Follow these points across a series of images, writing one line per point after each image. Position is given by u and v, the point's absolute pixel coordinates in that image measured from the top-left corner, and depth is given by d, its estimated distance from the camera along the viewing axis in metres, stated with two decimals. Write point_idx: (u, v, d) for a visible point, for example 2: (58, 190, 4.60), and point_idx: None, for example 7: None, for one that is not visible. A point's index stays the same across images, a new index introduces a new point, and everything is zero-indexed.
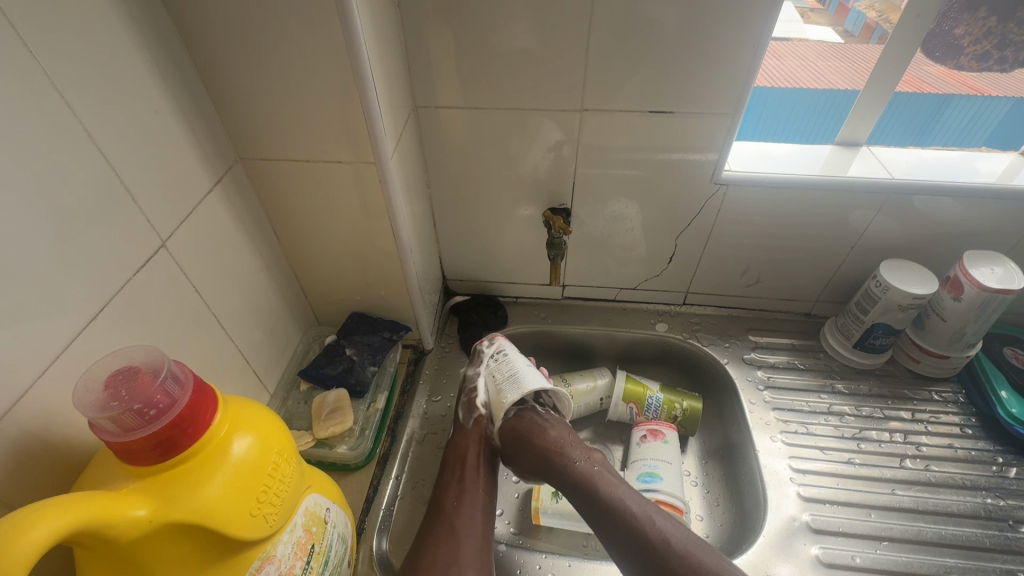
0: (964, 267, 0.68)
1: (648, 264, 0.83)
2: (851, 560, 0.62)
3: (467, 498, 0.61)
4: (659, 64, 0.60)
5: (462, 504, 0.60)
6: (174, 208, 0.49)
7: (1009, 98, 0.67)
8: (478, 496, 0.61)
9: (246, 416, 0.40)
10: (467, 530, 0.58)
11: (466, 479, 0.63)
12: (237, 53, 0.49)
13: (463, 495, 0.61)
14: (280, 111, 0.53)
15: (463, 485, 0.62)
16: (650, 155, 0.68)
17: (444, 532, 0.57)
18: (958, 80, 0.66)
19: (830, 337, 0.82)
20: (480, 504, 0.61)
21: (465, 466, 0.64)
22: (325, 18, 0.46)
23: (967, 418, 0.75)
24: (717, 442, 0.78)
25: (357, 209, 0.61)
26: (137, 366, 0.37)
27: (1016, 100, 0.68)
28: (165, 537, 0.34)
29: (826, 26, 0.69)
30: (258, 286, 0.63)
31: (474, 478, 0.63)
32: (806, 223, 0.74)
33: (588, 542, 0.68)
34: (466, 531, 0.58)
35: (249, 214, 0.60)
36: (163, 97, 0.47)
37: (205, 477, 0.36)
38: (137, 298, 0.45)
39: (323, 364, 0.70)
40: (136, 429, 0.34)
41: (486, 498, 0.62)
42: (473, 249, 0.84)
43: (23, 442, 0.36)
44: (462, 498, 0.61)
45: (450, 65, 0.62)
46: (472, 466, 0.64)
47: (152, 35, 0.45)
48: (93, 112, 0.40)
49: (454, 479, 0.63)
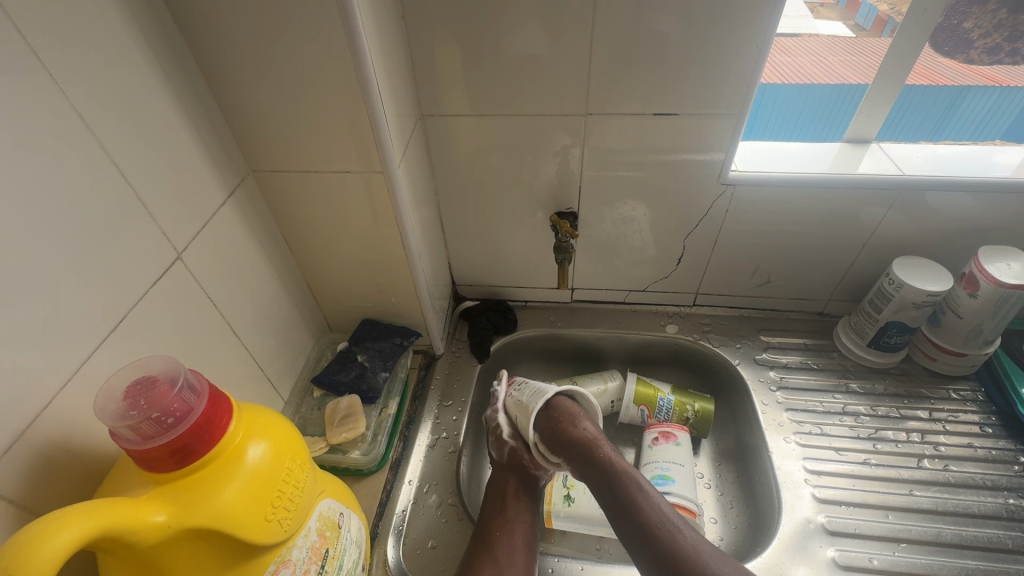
0: (979, 263, 0.66)
1: (657, 265, 0.83)
2: (868, 562, 0.61)
3: (509, 531, 0.61)
4: (663, 66, 0.60)
5: (504, 534, 0.60)
6: (189, 221, 0.50)
7: None
8: (519, 527, 0.62)
9: (259, 422, 0.41)
10: (512, 563, 0.58)
11: (507, 511, 0.63)
12: (246, 70, 0.50)
13: (505, 526, 0.61)
14: (290, 123, 0.54)
15: (505, 515, 0.62)
16: (657, 155, 0.68)
17: (489, 561, 0.58)
18: (971, 70, 0.66)
19: (843, 336, 0.82)
20: (522, 535, 0.61)
21: (505, 498, 0.65)
22: (331, 32, 0.47)
23: (987, 417, 0.74)
24: (730, 444, 0.78)
25: (366, 217, 0.62)
26: (154, 375, 0.38)
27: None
28: (182, 542, 0.35)
29: (836, 20, 0.70)
30: (271, 295, 0.64)
31: (515, 510, 0.63)
32: (817, 221, 0.73)
33: (601, 546, 0.67)
34: (512, 561, 0.58)
35: (261, 225, 0.61)
36: (175, 113, 0.48)
37: (221, 483, 0.37)
38: (154, 309, 0.46)
39: (336, 370, 0.71)
40: (154, 437, 0.35)
41: (527, 531, 0.62)
42: (483, 255, 0.84)
43: (47, 450, 0.38)
44: (505, 529, 0.61)
45: (456, 74, 0.63)
46: (512, 496, 0.65)
47: (164, 52, 0.46)
48: (107, 128, 0.41)
49: (495, 509, 0.63)
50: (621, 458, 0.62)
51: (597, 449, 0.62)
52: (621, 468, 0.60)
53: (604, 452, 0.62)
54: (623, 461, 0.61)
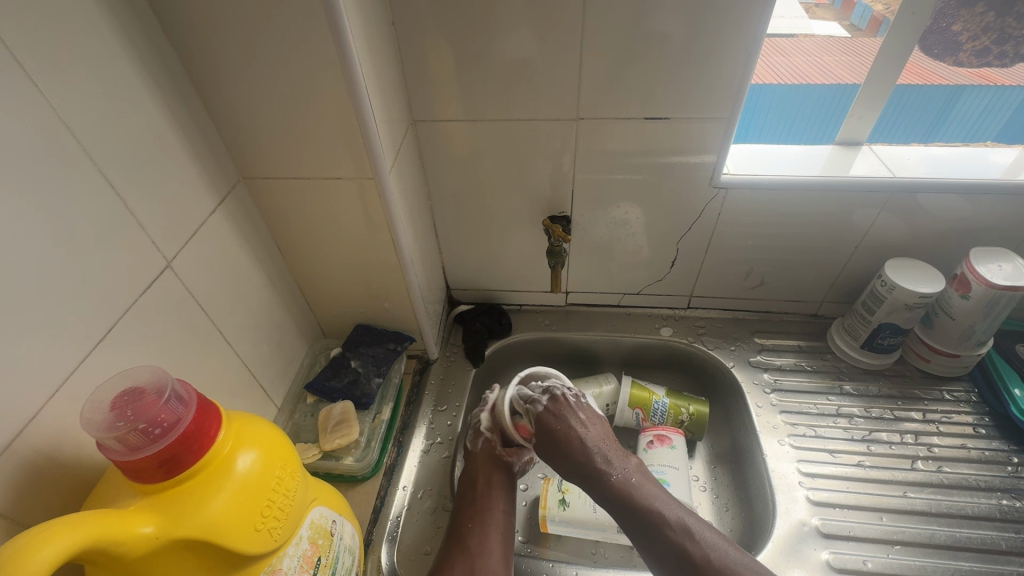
0: (971, 265, 0.67)
1: (651, 268, 0.83)
2: (862, 564, 0.61)
3: (482, 521, 0.61)
4: (654, 70, 0.60)
5: (477, 525, 0.61)
6: (178, 229, 0.50)
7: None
8: (494, 518, 0.62)
9: (249, 431, 0.41)
10: (485, 552, 0.59)
11: (480, 502, 0.63)
12: (236, 77, 0.50)
13: (478, 516, 0.62)
14: (280, 130, 0.54)
15: (477, 507, 0.63)
16: (649, 158, 0.68)
17: (461, 555, 0.58)
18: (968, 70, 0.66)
19: (837, 338, 0.82)
20: (497, 525, 0.62)
21: (478, 488, 0.65)
22: (320, 39, 0.47)
23: (981, 418, 0.74)
24: (724, 446, 0.78)
25: (358, 222, 0.62)
26: (141, 386, 0.38)
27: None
28: (170, 553, 0.35)
29: (831, 21, 0.69)
30: (263, 302, 0.64)
31: (489, 500, 0.64)
32: (809, 223, 0.73)
33: (597, 550, 0.67)
34: (484, 552, 0.59)
35: (252, 232, 0.61)
36: (165, 122, 0.48)
37: (210, 493, 0.37)
38: (143, 318, 0.46)
39: (329, 376, 0.71)
40: (142, 448, 0.35)
41: (503, 520, 0.63)
42: (477, 259, 0.84)
43: (34, 461, 0.37)
44: (477, 519, 0.62)
45: (447, 79, 0.63)
46: (485, 486, 0.65)
47: (154, 61, 0.46)
48: (96, 138, 0.41)
49: (468, 500, 0.64)
50: (625, 466, 0.62)
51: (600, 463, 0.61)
52: (630, 482, 0.60)
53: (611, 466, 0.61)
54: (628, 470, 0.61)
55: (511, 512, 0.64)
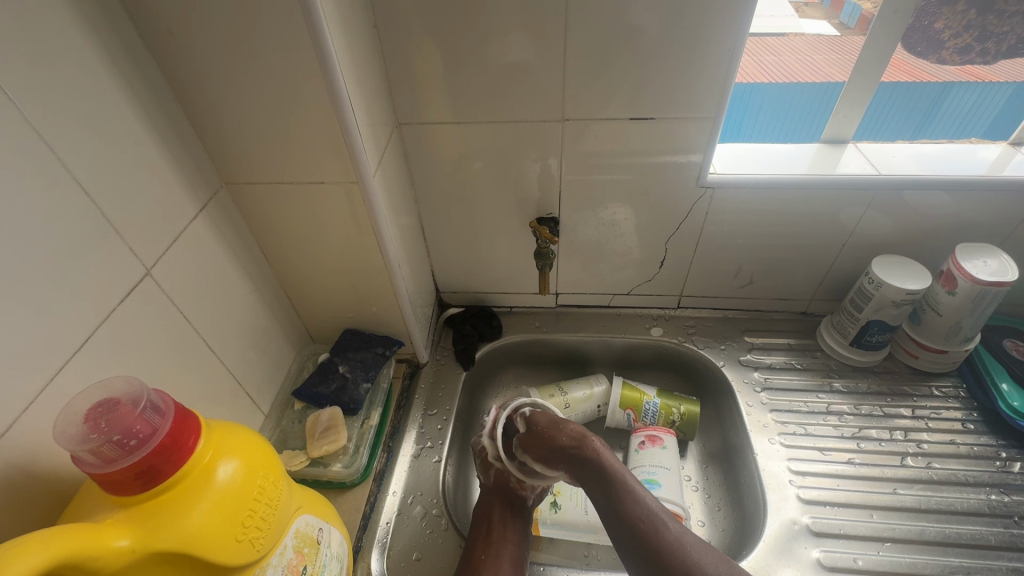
0: (956, 261, 0.67)
1: (641, 268, 0.83)
2: (853, 562, 0.61)
3: (496, 553, 0.60)
4: (639, 70, 0.60)
5: (490, 558, 0.59)
6: (157, 236, 0.49)
7: (1012, 83, 0.66)
8: (507, 549, 0.61)
9: (229, 441, 0.40)
10: None
11: (494, 533, 0.62)
12: (216, 81, 0.50)
13: (491, 548, 0.60)
14: (263, 134, 0.54)
15: (491, 539, 0.61)
16: (636, 159, 0.68)
17: None
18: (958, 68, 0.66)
19: (826, 336, 0.82)
20: (509, 558, 0.60)
21: (491, 522, 0.63)
22: (299, 43, 0.46)
23: (969, 413, 0.74)
24: (715, 445, 0.78)
25: (344, 226, 0.62)
26: (116, 397, 0.37)
27: (1016, 86, 0.67)
28: (148, 565, 0.35)
29: (821, 20, 0.70)
30: (248, 309, 0.63)
31: (503, 531, 0.62)
32: (796, 221, 0.73)
33: (590, 552, 0.66)
34: None
35: (236, 237, 0.61)
36: (141, 128, 0.47)
37: (189, 504, 0.36)
38: (122, 327, 0.46)
39: (317, 382, 0.70)
40: (117, 459, 0.34)
41: (515, 551, 0.61)
42: (466, 262, 0.84)
43: (10, 476, 0.37)
44: (491, 551, 0.60)
45: (432, 81, 0.63)
46: (499, 522, 0.63)
47: (130, 67, 0.46)
48: (70, 145, 0.40)
49: (481, 533, 0.62)
50: (610, 453, 0.59)
51: (585, 446, 0.60)
52: (613, 466, 0.57)
53: (597, 450, 0.59)
54: (612, 457, 0.59)
55: (525, 544, 0.63)
